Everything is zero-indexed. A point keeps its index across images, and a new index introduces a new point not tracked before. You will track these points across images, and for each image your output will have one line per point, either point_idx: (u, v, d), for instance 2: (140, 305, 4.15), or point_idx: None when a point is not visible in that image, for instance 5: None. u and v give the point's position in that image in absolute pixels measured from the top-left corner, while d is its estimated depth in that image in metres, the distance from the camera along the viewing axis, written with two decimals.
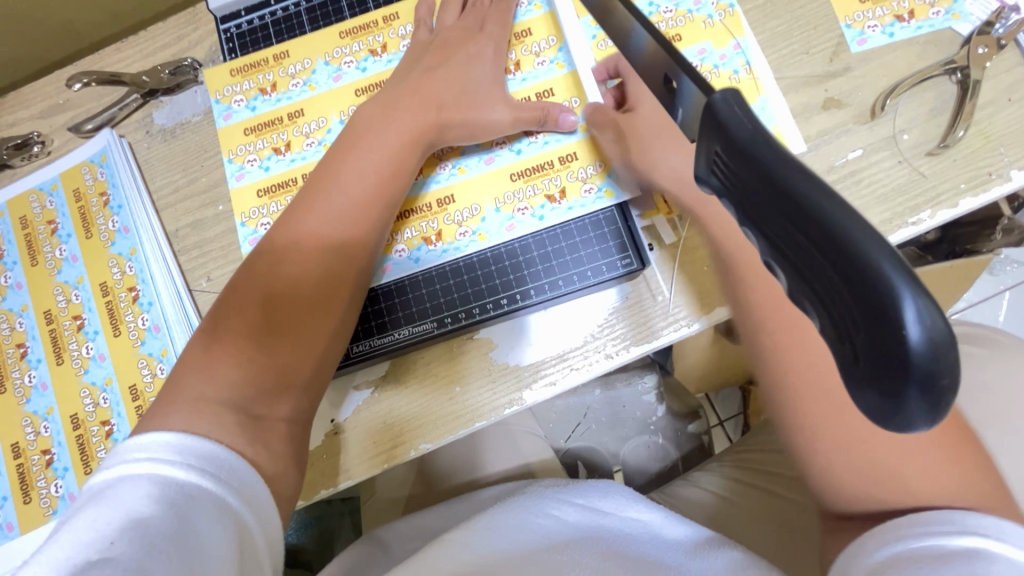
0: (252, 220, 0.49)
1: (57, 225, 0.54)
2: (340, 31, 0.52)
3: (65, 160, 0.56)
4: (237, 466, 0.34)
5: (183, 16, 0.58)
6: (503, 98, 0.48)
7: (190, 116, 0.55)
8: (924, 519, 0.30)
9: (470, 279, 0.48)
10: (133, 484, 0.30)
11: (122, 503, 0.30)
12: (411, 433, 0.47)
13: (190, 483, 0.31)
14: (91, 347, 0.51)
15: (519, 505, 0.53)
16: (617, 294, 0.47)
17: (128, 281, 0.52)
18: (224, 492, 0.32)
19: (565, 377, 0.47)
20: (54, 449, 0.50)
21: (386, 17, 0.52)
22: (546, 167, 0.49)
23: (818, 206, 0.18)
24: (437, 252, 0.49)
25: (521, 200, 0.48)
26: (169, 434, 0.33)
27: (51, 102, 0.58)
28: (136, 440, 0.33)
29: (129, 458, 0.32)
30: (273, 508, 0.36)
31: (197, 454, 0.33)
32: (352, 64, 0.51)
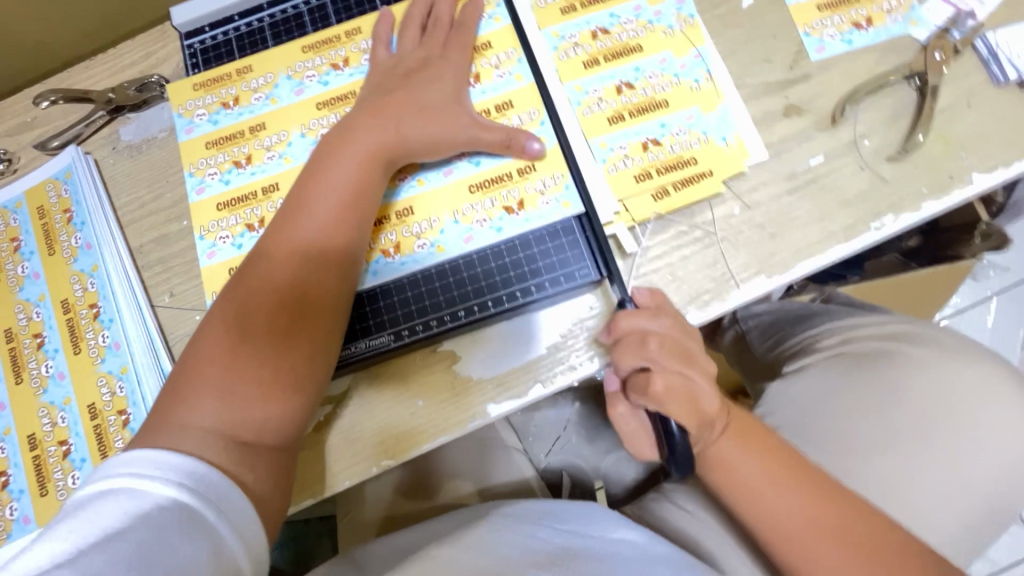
0: (211, 232, 0.49)
1: (20, 242, 0.54)
2: (303, 46, 0.52)
3: (30, 177, 0.55)
4: (217, 481, 0.35)
5: (151, 34, 0.59)
6: (469, 114, 0.48)
7: (156, 132, 0.56)
8: None
9: (420, 294, 0.47)
10: (112, 500, 0.32)
11: (99, 517, 0.32)
12: (399, 437, 0.46)
13: (166, 499, 0.33)
14: (50, 365, 0.51)
15: (504, 525, 0.53)
16: (577, 304, 0.47)
17: (89, 298, 0.52)
18: (199, 507, 0.34)
19: (528, 389, 0.46)
20: (10, 470, 0.49)
21: (349, 32, 0.52)
22: (504, 179, 0.48)
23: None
24: (395, 264, 0.48)
25: (479, 212, 0.48)
26: (151, 452, 0.35)
27: (19, 120, 0.58)
28: (122, 456, 0.35)
29: (112, 473, 0.34)
30: (256, 523, 0.36)
31: (173, 468, 0.34)
32: (314, 78, 0.51)
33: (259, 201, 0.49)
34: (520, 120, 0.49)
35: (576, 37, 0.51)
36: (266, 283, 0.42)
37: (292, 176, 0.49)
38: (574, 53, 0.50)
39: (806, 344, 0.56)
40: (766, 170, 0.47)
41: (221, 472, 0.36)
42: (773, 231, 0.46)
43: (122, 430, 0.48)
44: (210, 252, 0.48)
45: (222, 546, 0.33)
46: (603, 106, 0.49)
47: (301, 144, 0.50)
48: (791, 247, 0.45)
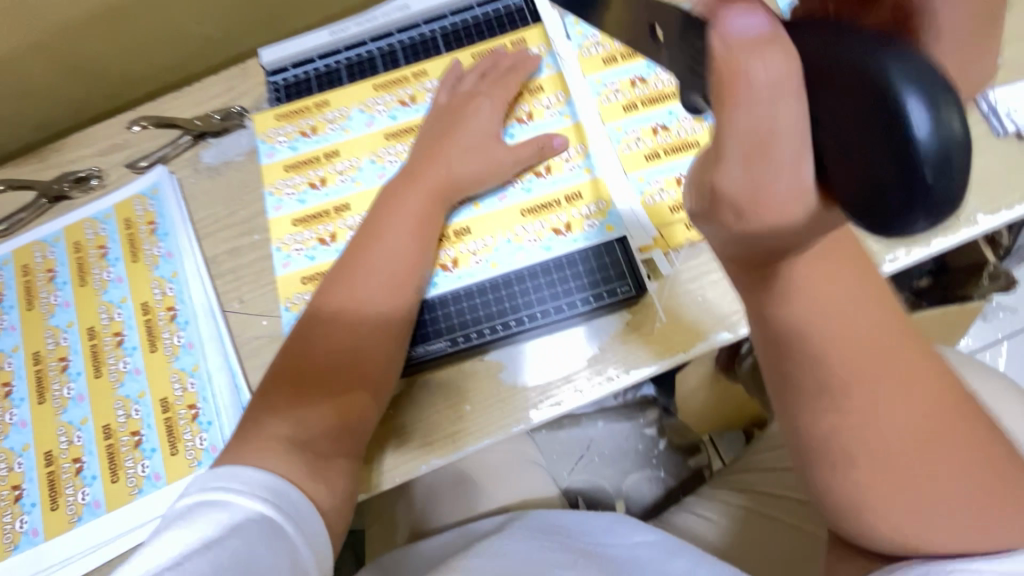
0: (286, 245, 0.54)
1: (106, 250, 0.60)
2: (375, 84, 0.59)
3: (119, 192, 0.62)
4: (296, 497, 0.40)
5: (235, 71, 0.66)
6: (521, 148, 0.54)
7: (234, 155, 0.62)
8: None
9: (470, 307, 0.52)
10: (206, 509, 0.36)
11: (201, 526, 0.35)
12: (445, 439, 0.50)
13: (256, 510, 0.37)
14: (127, 362, 0.55)
15: (530, 533, 0.56)
16: (615, 322, 0.51)
17: (167, 301, 0.57)
18: (283, 519, 0.38)
19: (568, 397, 0.50)
20: (84, 458, 0.53)
21: (416, 73, 0.59)
22: (553, 205, 0.54)
23: (839, 56, 0.21)
24: (452, 277, 0.53)
25: (530, 233, 0.53)
26: (241, 469, 0.39)
27: (111, 142, 0.65)
28: (215, 472, 0.39)
29: (207, 487, 0.38)
30: (325, 540, 0.40)
31: (259, 486, 0.38)
32: (383, 112, 0.58)
33: (331, 218, 0.54)
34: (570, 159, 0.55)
35: (617, 84, 0.57)
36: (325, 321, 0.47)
37: (361, 197, 0.55)
38: (615, 98, 0.56)
39: None
40: None
41: (294, 482, 0.40)
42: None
43: (191, 423, 0.52)
44: (286, 262, 0.53)
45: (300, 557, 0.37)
46: (641, 145, 0.55)
47: (371, 170, 0.56)
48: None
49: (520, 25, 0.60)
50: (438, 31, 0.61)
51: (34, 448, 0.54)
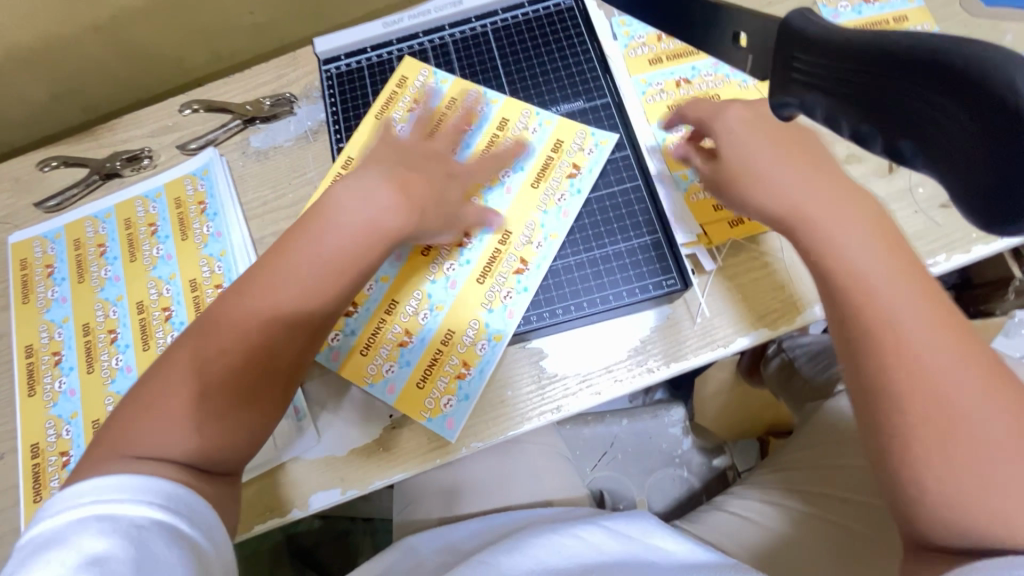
0: None
1: (157, 227, 0.61)
2: (375, 115, 0.60)
3: (170, 172, 0.63)
4: (190, 498, 0.37)
5: (285, 60, 0.68)
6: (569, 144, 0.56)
7: (283, 141, 0.64)
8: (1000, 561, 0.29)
9: (508, 291, 0.53)
10: (85, 528, 0.33)
11: (80, 546, 0.32)
12: (484, 423, 0.51)
13: (143, 518, 0.34)
14: (176, 336, 0.57)
15: (551, 530, 0.56)
16: (656, 315, 0.52)
17: (215, 279, 0.58)
18: (174, 520, 0.35)
19: (608, 387, 0.51)
20: None
21: (399, 81, 0.61)
22: (550, 160, 0.56)
23: (931, 43, 0.26)
24: (533, 272, 0.53)
25: (554, 191, 0.55)
26: (114, 478, 0.35)
27: (162, 123, 0.67)
28: (75, 488, 0.35)
29: (73, 504, 0.34)
30: (221, 531, 0.38)
31: (148, 490, 0.36)
32: (405, 123, 0.59)
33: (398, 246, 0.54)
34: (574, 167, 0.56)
35: (662, 84, 0.58)
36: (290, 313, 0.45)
37: None
38: (660, 98, 0.57)
39: None
40: None
41: None
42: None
43: None
44: None
45: (198, 552, 0.36)
46: None
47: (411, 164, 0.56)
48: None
49: (568, 25, 0.62)
50: (489, 28, 0.63)
51: (82, 416, 0.55)
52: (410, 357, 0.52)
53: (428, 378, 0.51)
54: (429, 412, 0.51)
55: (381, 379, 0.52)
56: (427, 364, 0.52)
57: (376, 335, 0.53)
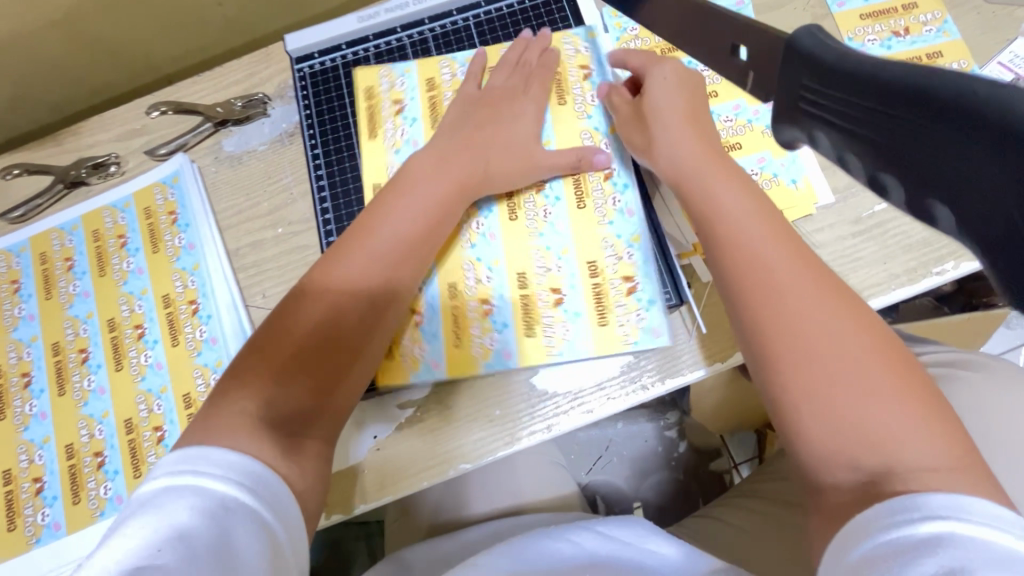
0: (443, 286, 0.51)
1: (126, 239, 0.58)
2: (367, 134, 0.56)
3: (139, 180, 0.60)
4: (271, 480, 0.38)
5: (257, 56, 0.64)
6: (559, 152, 0.53)
7: (256, 145, 0.61)
8: (892, 509, 0.31)
9: (612, 199, 0.53)
10: (175, 496, 0.34)
11: (166, 514, 0.33)
12: (473, 444, 0.49)
13: (229, 496, 0.35)
14: (149, 355, 0.54)
15: (540, 536, 0.56)
16: (650, 329, 0.50)
17: (189, 294, 0.55)
18: (258, 505, 0.36)
19: (601, 405, 0.49)
20: (106, 452, 0.52)
21: (368, 93, 0.57)
22: (564, 97, 0.56)
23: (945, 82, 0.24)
24: (624, 219, 0.52)
25: (585, 130, 0.55)
26: (211, 451, 0.37)
27: (129, 126, 0.63)
28: (179, 457, 0.36)
29: (172, 472, 0.35)
30: (298, 520, 0.39)
31: (235, 469, 0.36)
32: (404, 125, 0.56)
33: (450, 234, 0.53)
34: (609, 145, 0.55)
35: None
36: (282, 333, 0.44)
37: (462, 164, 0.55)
38: None
39: None
40: (833, 213, 0.50)
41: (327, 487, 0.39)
42: (848, 258, 0.49)
43: None
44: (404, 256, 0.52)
45: (275, 539, 0.35)
46: None
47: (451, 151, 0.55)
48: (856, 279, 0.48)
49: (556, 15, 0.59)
50: (471, 21, 0.60)
51: (55, 440, 0.53)
52: (503, 319, 0.51)
53: (607, 312, 0.50)
54: (629, 337, 0.49)
55: (492, 354, 0.50)
56: (523, 323, 0.50)
57: (459, 320, 0.51)
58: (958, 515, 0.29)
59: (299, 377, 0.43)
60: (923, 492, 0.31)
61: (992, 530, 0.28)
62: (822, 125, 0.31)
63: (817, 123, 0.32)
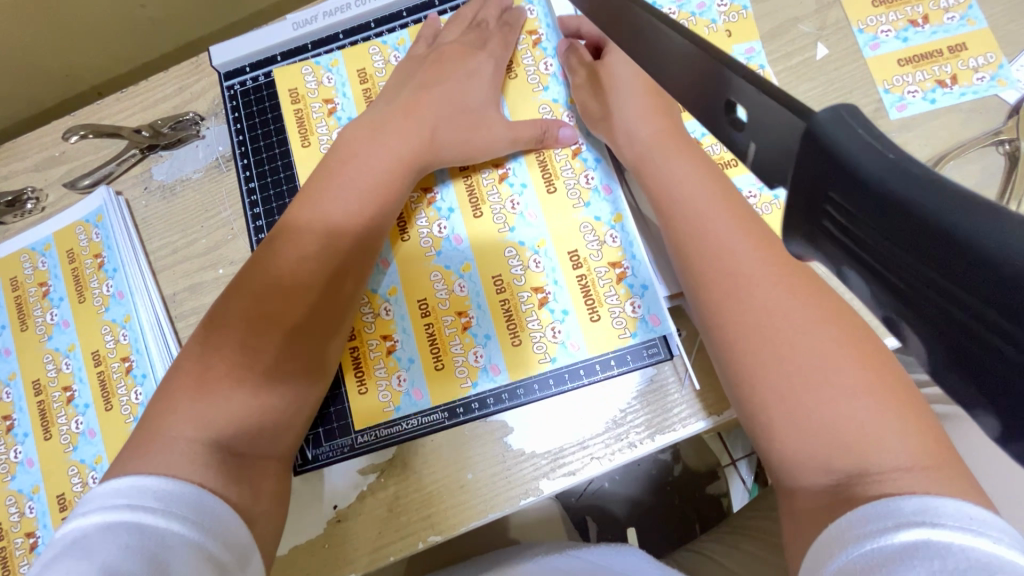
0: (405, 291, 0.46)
1: (48, 288, 0.52)
2: (299, 143, 0.50)
3: (58, 219, 0.53)
4: (223, 512, 0.32)
5: (186, 66, 0.56)
6: (525, 132, 0.46)
7: (190, 172, 0.53)
8: (862, 518, 0.26)
9: (585, 175, 0.47)
10: (108, 534, 0.28)
11: (96, 558, 0.27)
12: (442, 514, 0.44)
13: (172, 532, 0.29)
14: (81, 422, 0.48)
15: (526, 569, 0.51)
16: (637, 380, 0.44)
17: (121, 350, 0.49)
18: (207, 542, 0.30)
19: (584, 466, 0.44)
20: (38, 532, 0.47)
21: (293, 97, 0.50)
22: (517, 78, 0.50)
23: None
24: (604, 197, 0.46)
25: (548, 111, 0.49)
26: (151, 479, 0.31)
27: (47, 154, 0.56)
28: (114, 486, 0.30)
29: (106, 505, 0.29)
30: (257, 558, 0.33)
31: (180, 501, 0.31)
32: (338, 112, 0.50)
33: (414, 226, 0.47)
34: (571, 118, 0.49)
35: None
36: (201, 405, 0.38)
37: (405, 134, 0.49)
38: None
39: None
40: None
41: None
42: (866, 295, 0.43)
43: None
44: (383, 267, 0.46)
45: None
46: None
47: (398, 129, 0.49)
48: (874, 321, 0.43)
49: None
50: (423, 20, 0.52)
51: None
52: (485, 330, 0.45)
53: (598, 305, 0.45)
54: (625, 329, 0.44)
55: (478, 371, 0.45)
56: (507, 330, 0.45)
57: (435, 336, 0.45)
58: (932, 519, 0.24)
59: (295, 356, 0.40)
60: (898, 495, 0.26)
61: (973, 535, 0.23)
62: (863, 268, 0.17)
63: (852, 260, 0.17)
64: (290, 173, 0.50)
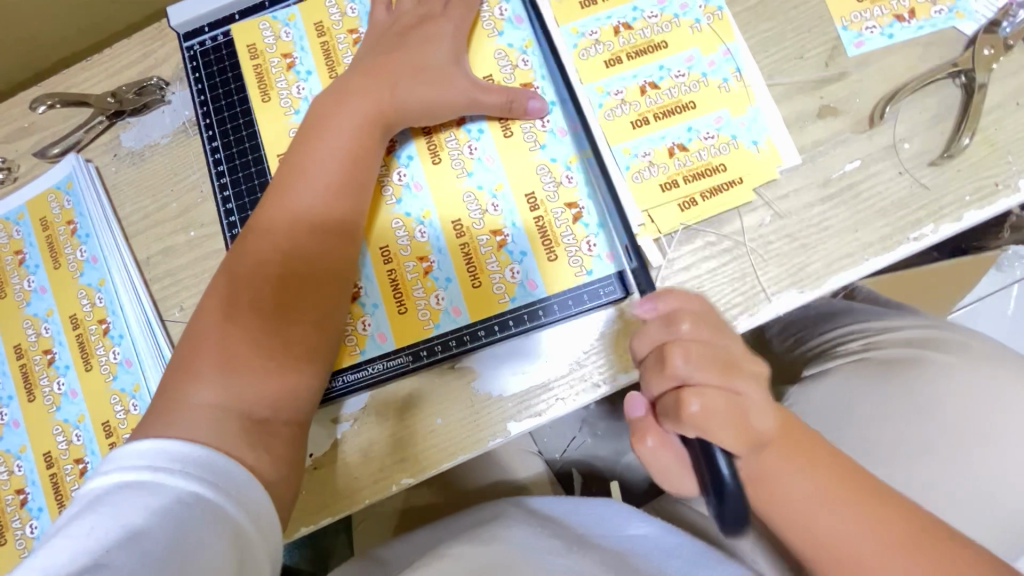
0: (379, 246, 0.47)
1: (24, 256, 0.53)
2: (262, 98, 0.50)
3: (31, 187, 0.54)
4: (235, 472, 0.35)
5: (148, 32, 0.56)
6: (487, 87, 0.46)
7: (158, 138, 0.54)
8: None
9: (541, 119, 0.47)
10: (128, 493, 0.31)
11: (118, 515, 0.30)
12: (413, 457, 0.45)
13: (187, 492, 0.32)
14: (62, 383, 0.50)
15: (519, 521, 0.51)
16: (598, 323, 0.45)
17: (98, 313, 0.50)
18: (221, 500, 0.33)
19: (549, 407, 0.45)
20: (27, 489, 0.48)
21: (255, 55, 0.51)
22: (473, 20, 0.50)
23: None
24: (561, 139, 0.46)
25: (506, 57, 0.48)
26: (168, 443, 0.34)
27: (16, 125, 0.56)
28: (135, 447, 0.33)
29: (128, 465, 0.32)
30: (273, 515, 0.36)
31: (197, 464, 0.33)
32: (298, 69, 0.50)
33: (382, 181, 0.48)
34: (527, 61, 0.48)
35: (597, 33, 0.48)
36: (181, 359, 0.39)
37: None
38: (596, 51, 0.47)
39: (825, 346, 0.59)
40: (798, 176, 0.45)
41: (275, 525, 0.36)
42: (803, 243, 0.44)
43: None
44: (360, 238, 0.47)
45: (244, 537, 0.33)
46: (627, 109, 0.46)
47: None
48: (796, 266, 0.44)
49: None
50: None
51: None
52: (446, 273, 0.46)
53: (554, 244, 0.45)
54: (582, 267, 0.45)
55: (440, 313, 0.46)
56: (467, 274, 0.46)
57: (398, 282, 0.46)
58: None
59: (299, 318, 0.41)
60: None
61: None
62: None
63: None
64: (253, 132, 0.50)
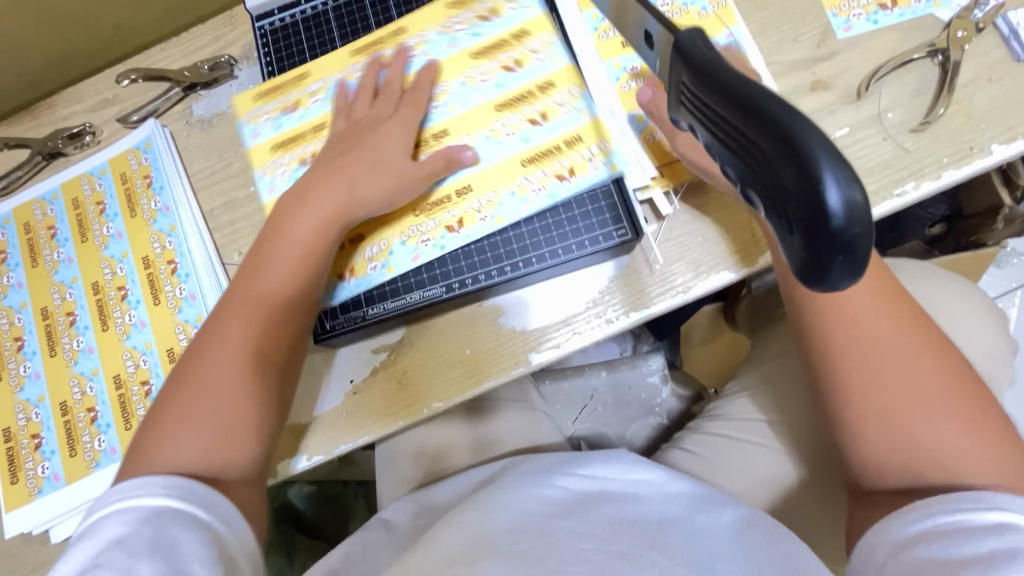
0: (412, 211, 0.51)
1: (105, 206, 0.60)
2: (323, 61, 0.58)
3: (113, 147, 0.61)
4: (200, 485, 0.38)
5: (221, 19, 0.64)
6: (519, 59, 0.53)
7: (225, 107, 0.61)
8: (953, 499, 0.36)
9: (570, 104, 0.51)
10: (111, 519, 0.36)
11: (103, 535, 0.35)
12: (442, 382, 0.51)
13: (163, 507, 0.36)
14: (133, 315, 0.56)
15: (518, 479, 0.49)
16: (613, 266, 0.51)
17: (167, 255, 0.57)
18: (192, 507, 0.37)
19: (567, 340, 0.50)
20: (98, 407, 0.54)
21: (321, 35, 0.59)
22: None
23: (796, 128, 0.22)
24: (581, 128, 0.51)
25: (541, 44, 0.53)
26: (146, 474, 0.38)
27: (102, 97, 0.64)
28: (113, 486, 0.38)
29: (109, 499, 0.37)
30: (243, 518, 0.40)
31: (170, 483, 0.38)
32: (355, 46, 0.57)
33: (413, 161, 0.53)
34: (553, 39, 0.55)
35: None
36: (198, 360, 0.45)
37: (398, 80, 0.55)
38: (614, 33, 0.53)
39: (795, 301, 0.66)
40: None
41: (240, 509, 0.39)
42: None
43: None
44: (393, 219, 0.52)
45: (217, 533, 0.37)
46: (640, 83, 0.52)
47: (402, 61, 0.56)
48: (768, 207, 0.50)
49: None
50: None
51: (49, 398, 0.55)
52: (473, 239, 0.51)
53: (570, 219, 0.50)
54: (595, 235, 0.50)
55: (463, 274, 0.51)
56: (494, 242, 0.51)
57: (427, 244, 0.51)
58: (1000, 504, 0.35)
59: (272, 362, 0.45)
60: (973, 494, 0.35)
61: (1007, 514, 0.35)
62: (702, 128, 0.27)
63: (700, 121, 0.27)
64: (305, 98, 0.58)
